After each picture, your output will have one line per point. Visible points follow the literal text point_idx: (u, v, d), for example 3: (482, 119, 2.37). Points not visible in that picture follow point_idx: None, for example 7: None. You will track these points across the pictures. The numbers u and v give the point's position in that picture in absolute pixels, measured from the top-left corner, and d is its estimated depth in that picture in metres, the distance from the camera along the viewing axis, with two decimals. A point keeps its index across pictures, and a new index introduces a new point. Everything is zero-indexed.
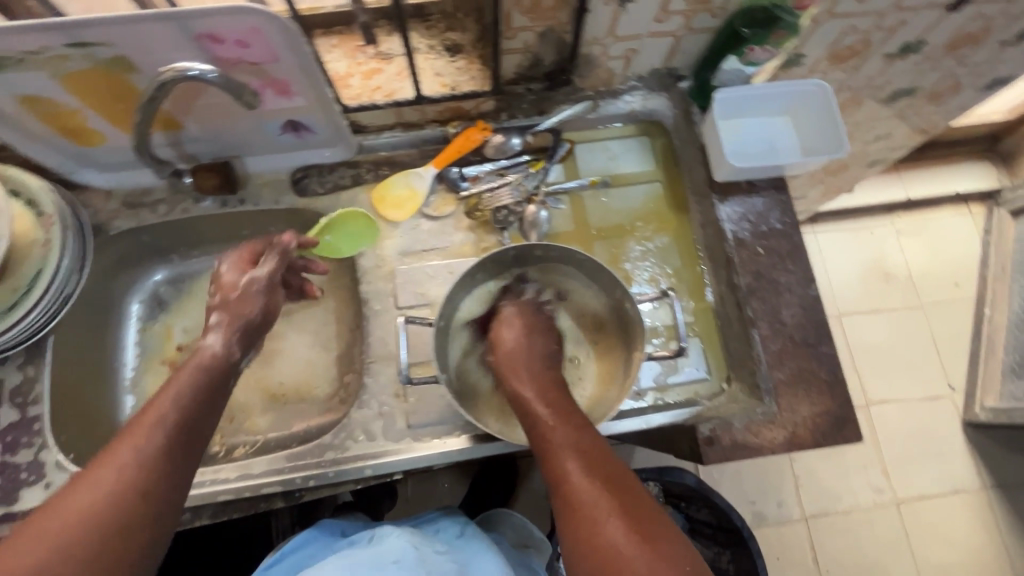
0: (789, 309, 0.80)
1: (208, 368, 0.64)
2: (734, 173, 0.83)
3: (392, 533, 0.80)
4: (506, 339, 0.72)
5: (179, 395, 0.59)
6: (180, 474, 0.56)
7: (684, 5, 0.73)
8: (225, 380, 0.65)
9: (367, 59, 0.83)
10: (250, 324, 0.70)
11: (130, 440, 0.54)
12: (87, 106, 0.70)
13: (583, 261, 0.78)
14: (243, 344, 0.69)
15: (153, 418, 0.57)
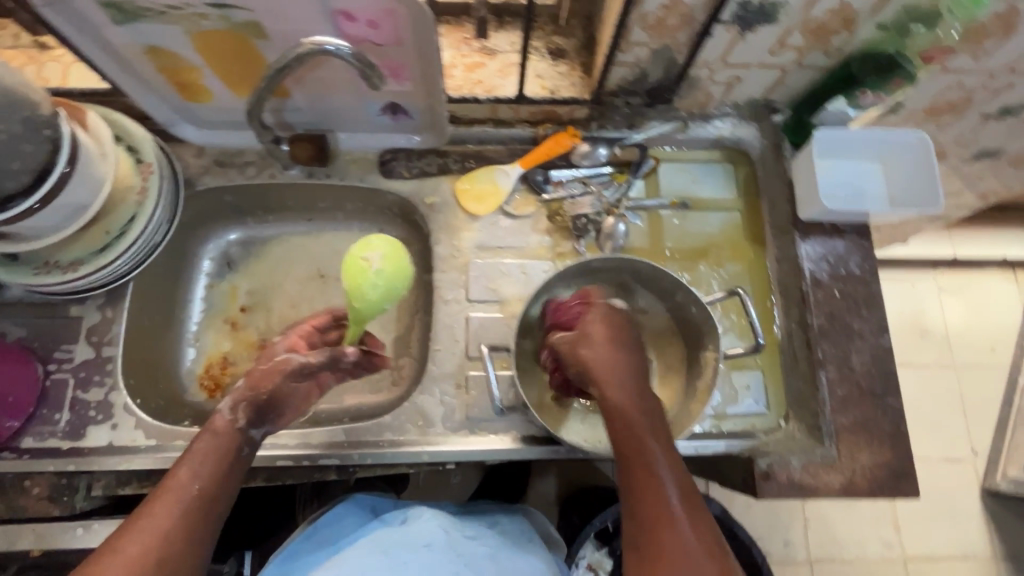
0: (858, 355, 0.80)
1: (220, 435, 0.62)
2: (819, 215, 0.84)
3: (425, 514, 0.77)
4: (593, 350, 0.64)
5: (198, 466, 0.59)
6: (202, 535, 0.57)
7: (802, 41, 0.73)
8: (242, 449, 0.64)
9: (472, 52, 0.85)
10: (271, 403, 0.66)
11: (150, 515, 0.55)
12: (206, 65, 0.71)
13: (645, 270, 0.79)
14: (254, 420, 0.65)
15: (175, 491, 0.57)
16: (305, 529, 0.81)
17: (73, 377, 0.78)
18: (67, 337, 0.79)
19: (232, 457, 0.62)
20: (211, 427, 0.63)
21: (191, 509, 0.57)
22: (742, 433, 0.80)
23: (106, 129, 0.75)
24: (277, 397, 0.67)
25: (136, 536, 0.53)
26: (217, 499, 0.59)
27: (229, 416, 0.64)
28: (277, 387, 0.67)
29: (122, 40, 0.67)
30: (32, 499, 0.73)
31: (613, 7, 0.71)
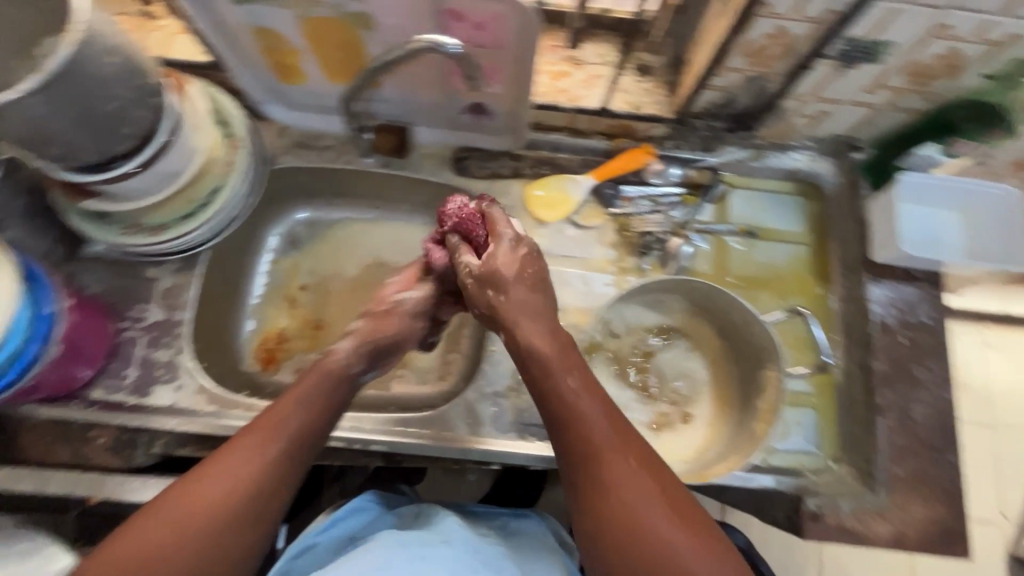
0: (920, 407, 0.79)
1: (330, 376, 0.66)
2: (895, 259, 0.83)
3: (442, 514, 0.75)
4: (513, 292, 0.67)
5: (290, 408, 0.61)
6: (288, 472, 0.58)
7: (902, 83, 0.72)
8: (345, 393, 0.67)
9: (559, 61, 0.85)
10: (383, 348, 0.73)
11: (236, 448, 0.57)
12: (309, 49, 0.74)
13: (698, 288, 0.78)
14: (370, 363, 0.71)
15: (271, 423, 0.60)
16: (323, 521, 0.78)
17: (144, 335, 0.80)
18: (142, 296, 0.82)
19: (321, 406, 0.63)
20: (320, 357, 0.68)
21: (275, 452, 0.58)
22: (788, 469, 0.78)
23: (202, 103, 0.77)
24: (393, 341, 0.74)
25: (220, 468, 0.56)
26: (304, 446, 0.61)
27: (346, 360, 0.68)
28: (401, 334, 0.74)
29: (234, 18, 0.70)
30: (96, 449, 0.76)
31: (713, 31, 0.71)
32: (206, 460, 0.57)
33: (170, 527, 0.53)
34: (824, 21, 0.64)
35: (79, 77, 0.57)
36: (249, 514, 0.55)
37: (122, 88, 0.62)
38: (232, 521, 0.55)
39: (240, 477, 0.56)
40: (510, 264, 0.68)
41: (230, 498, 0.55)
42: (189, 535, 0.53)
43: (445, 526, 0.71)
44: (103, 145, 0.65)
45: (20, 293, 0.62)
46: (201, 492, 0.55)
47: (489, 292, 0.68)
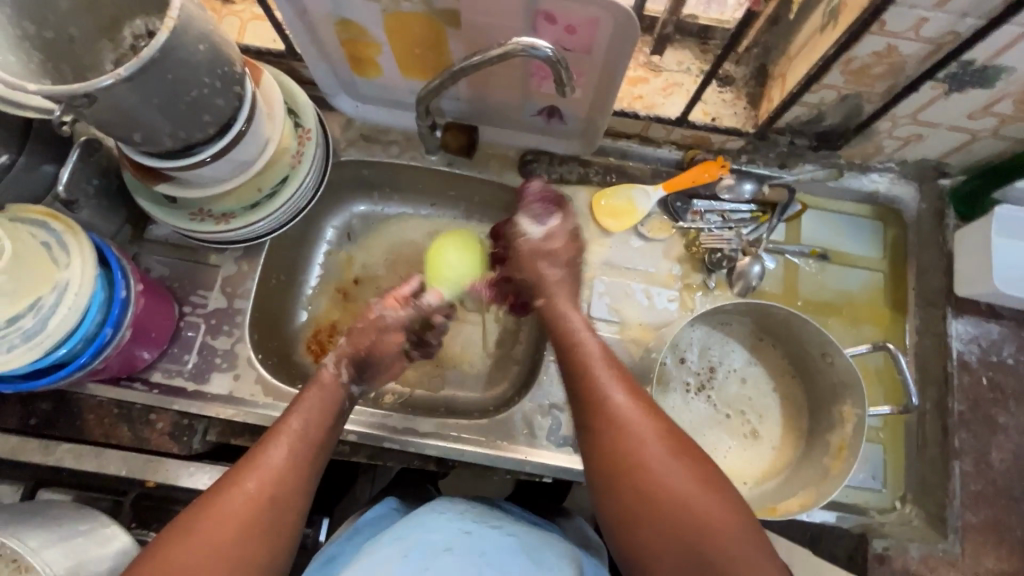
0: (999, 452, 0.75)
1: (326, 388, 0.67)
2: (980, 294, 0.79)
3: (445, 512, 0.71)
4: (551, 271, 0.75)
5: (307, 419, 0.63)
6: (300, 485, 0.59)
7: (1012, 110, 0.68)
8: (344, 403, 0.68)
9: (637, 66, 0.82)
10: (366, 360, 0.71)
11: (260, 459, 0.58)
12: (389, 43, 0.72)
13: (774, 312, 0.74)
14: (355, 376, 0.70)
15: (280, 437, 0.60)
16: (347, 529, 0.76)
17: (205, 322, 0.80)
18: (204, 283, 0.82)
19: (336, 413, 0.66)
20: (316, 378, 0.67)
21: (300, 457, 0.60)
22: (854, 506, 0.75)
23: (277, 92, 0.76)
24: (374, 352, 0.72)
25: (247, 480, 0.57)
26: (325, 450, 0.63)
27: (334, 371, 0.69)
28: (381, 346, 0.73)
29: (318, 9, 0.69)
30: (155, 432, 0.77)
31: (813, 45, 0.68)
32: (228, 474, 0.58)
33: (204, 542, 0.53)
34: (941, 42, 0.60)
35: (170, 65, 0.56)
36: (282, 519, 0.57)
37: (208, 77, 0.61)
38: (264, 528, 0.55)
39: (268, 485, 0.57)
40: (564, 248, 0.76)
41: (262, 507, 0.56)
42: (226, 548, 0.53)
43: (449, 529, 0.68)
44: (184, 133, 0.64)
45: (95, 276, 0.63)
46: (230, 505, 0.55)
47: (540, 262, 0.76)
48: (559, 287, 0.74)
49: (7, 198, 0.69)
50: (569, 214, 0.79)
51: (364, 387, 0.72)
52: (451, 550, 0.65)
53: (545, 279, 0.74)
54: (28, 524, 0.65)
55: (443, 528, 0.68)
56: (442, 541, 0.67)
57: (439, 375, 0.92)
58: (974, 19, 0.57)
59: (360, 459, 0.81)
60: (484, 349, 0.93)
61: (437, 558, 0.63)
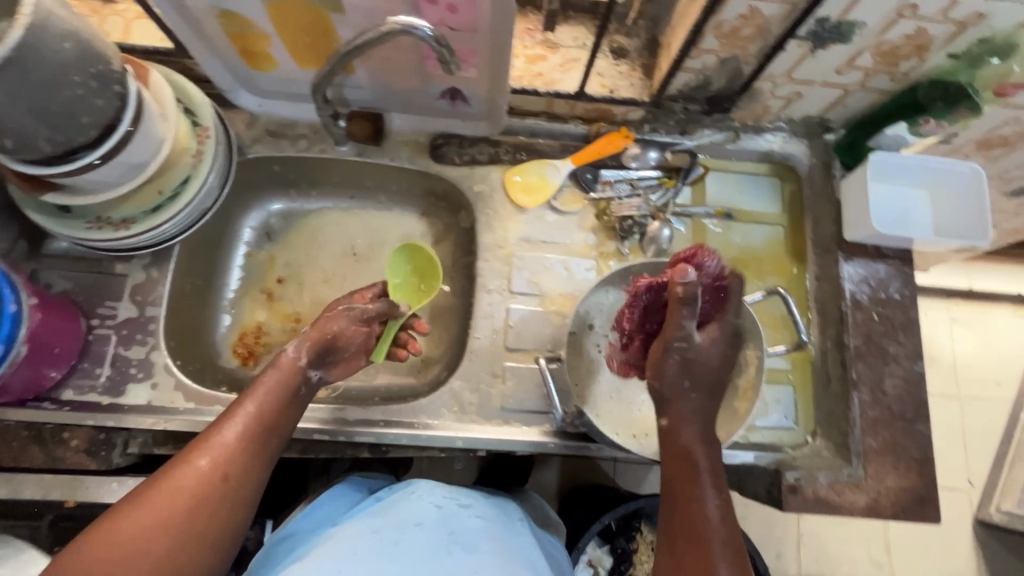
0: (891, 379, 0.81)
1: (283, 371, 0.66)
2: (865, 238, 0.85)
3: (415, 491, 0.74)
4: (703, 400, 0.63)
5: (262, 403, 0.63)
6: (250, 471, 0.59)
7: (872, 63, 0.73)
8: (300, 389, 0.67)
9: (534, 44, 0.85)
10: (330, 345, 0.70)
11: (212, 440, 0.58)
12: (277, 34, 0.71)
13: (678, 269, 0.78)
14: (314, 360, 0.69)
15: (235, 417, 0.60)
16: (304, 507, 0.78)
17: (116, 334, 0.78)
18: (111, 293, 0.80)
19: (293, 399, 0.66)
20: (273, 363, 0.66)
21: (251, 440, 0.60)
22: (770, 445, 0.81)
23: (167, 90, 0.75)
24: (337, 338, 0.71)
25: (197, 460, 0.57)
26: (280, 435, 0.63)
27: (293, 355, 0.68)
28: (342, 330, 0.72)
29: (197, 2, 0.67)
30: (70, 451, 0.74)
31: (687, 12, 0.71)
32: (180, 452, 0.58)
33: (148, 520, 0.53)
34: (796, 1, 0.65)
35: (31, 65, 0.54)
36: (230, 500, 0.57)
37: (79, 75, 0.59)
38: (208, 510, 0.55)
39: (219, 466, 0.57)
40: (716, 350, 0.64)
41: (211, 488, 0.56)
42: (170, 533, 0.53)
43: (419, 507, 0.71)
44: (61, 135, 0.61)
45: None
46: (179, 481, 0.55)
47: (674, 355, 0.62)
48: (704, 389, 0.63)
49: None
50: (730, 309, 0.66)
51: (325, 375, 0.70)
52: (421, 525, 0.68)
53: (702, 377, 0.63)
54: None
55: (413, 505, 0.71)
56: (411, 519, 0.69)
57: (372, 366, 0.92)
58: None
59: (292, 455, 0.80)
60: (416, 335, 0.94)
61: (409, 533, 0.66)
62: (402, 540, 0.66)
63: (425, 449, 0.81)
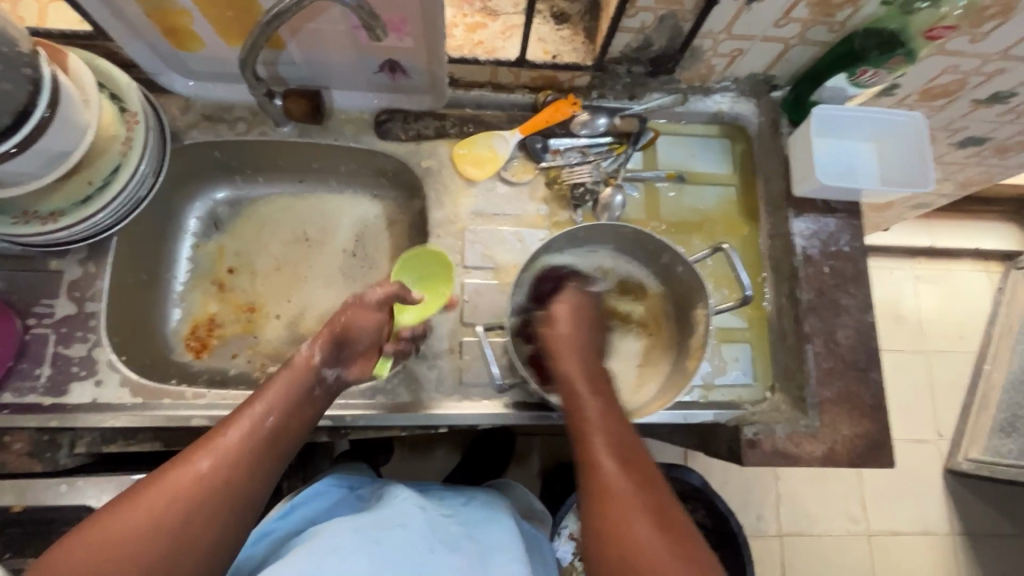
0: (844, 330, 0.82)
1: (298, 371, 0.65)
2: (812, 191, 0.85)
3: (398, 494, 0.74)
4: (564, 336, 0.69)
5: (272, 404, 0.61)
6: (252, 475, 0.57)
7: (808, 13, 0.73)
8: (315, 389, 0.66)
9: (473, 12, 0.83)
10: (345, 342, 0.70)
11: (213, 441, 0.57)
12: (198, 9, 0.69)
13: (626, 233, 0.78)
14: (330, 358, 0.68)
15: (244, 418, 0.59)
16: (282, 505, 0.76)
17: (55, 332, 0.75)
18: (48, 291, 0.77)
19: (304, 400, 0.64)
20: (290, 364, 0.65)
21: (254, 443, 0.58)
22: (729, 403, 0.82)
23: (88, 75, 0.71)
24: (352, 334, 0.70)
25: (196, 460, 0.55)
26: (286, 439, 0.61)
27: (307, 353, 0.66)
28: (361, 327, 0.71)
29: None
30: (13, 454, 0.71)
31: None
32: (180, 452, 0.56)
33: (139, 519, 0.51)
34: None
35: None
36: (229, 505, 0.54)
37: None
38: (206, 515, 0.53)
39: (218, 467, 0.55)
40: (565, 324, 0.70)
41: (208, 490, 0.54)
42: (160, 532, 0.51)
43: (406, 509, 0.71)
44: None
45: None
46: (175, 480, 0.53)
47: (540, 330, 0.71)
48: (563, 342, 0.68)
49: None
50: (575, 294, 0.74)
51: (342, 372, 0.70)
52: (405, 527, 0.68)
53: (554, 336, 0.69)
54: None
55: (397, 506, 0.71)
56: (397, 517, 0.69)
57: None
58: None
59: None
60: None
61: (390, 533, 0.66)
62: (382, 540, 0.66)
63: (385, 429, 0.80)
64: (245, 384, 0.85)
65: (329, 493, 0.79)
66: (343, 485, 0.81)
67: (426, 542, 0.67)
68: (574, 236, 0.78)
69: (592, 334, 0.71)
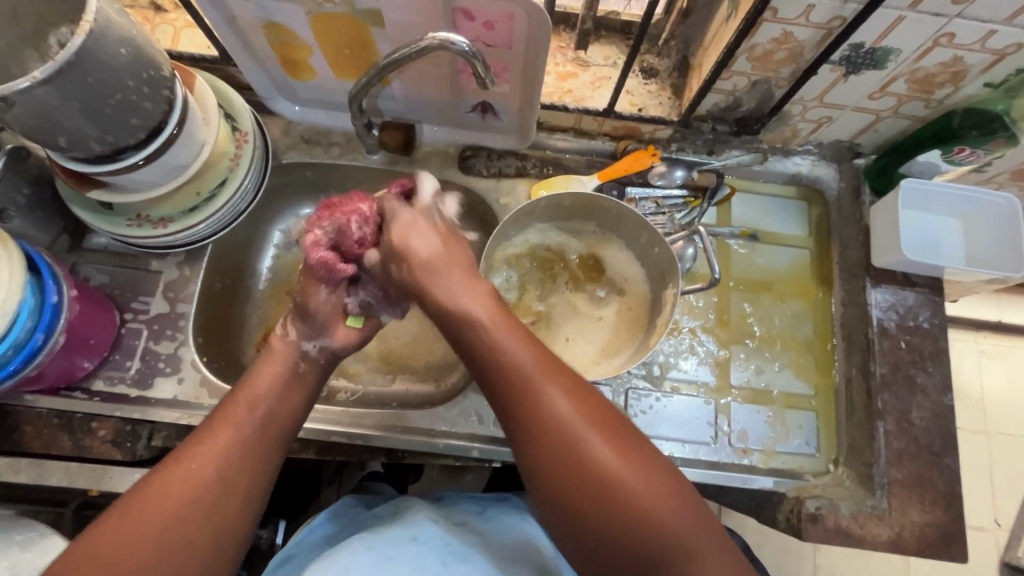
0: (919, 410, 0.80)
1: (281, 357, 0.67)
2: (893, 265, 0.83)
3: (415, 511, 0.73)
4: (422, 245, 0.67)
5: (255, 393, 0.62)
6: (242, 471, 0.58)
7: (905, 89, 0.73)
8: (299, 365, 0.68)
9: (565, 61, 0.86)
10: (304, 308, 0.71)
11: (206, 439, 0.58)
12: (318, 46, 0.74)
13: (607, 210, 0.81)
14: (306, 332, 0.70)
15: (230, 415, 0.60)
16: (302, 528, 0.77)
17: (148, 328, 0.80)
18: (146, 289, 0.82)
19: (292, 381, 0.66)
20: (269, 349, 0.67)
21: (252, 433, 0.60)
22: (789, 471, 0.81)
23: (211, 97, 0.77)
24: (311, 304, 0.71)
25: (194, 459, 0.56)
26: (278, 426, 0.62)
27: (282, 334, 0.69)
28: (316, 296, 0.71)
29: (244, 12, 0.70)
30: (97, 440, 0.76)
31: (721, 34, 0.72)
32: (171, 455, 0.57)
33: (141, 528, 0.52)
34: (830, 26, 0.65)
35: (92, 67, 0.57)
36: (227, 503, 0.56)
37: (131, 80, 0.61)
38: (201, 517, 0.54)
39: (213, 462, 0.56)
40: (424, 241, 0.67)
41: (213, 484, 0.55)
42: (170, 531, 0.52)
43: (416, 523, 0.70)
44: (111, 135, 0.64)
45: (23, 282, 0.63)
46: (172, 488, 0.54)
47: (401, 264, 0.67)
48: (441, 265, 0.66)
49: None
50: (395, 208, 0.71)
51: (326, 343, 0.70)
52: (416, 540, 0.67)
53: (432, 267, 0.66)
54: None
55: (411, 521, 0.70)
56: (407, 532, 0.68)
57: (390, 371, 0.93)
58: (854, 4, 0.61)
59: (309, 456, 0.81)
60: (435, 339, 0.94)
61: (403, 548, 0.65)
62: (396, 555, 0.65)
63: (440, 456, 0.81)
64: None
65: (346, 512, 0.79)
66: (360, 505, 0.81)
67: (438, 554, 0.66)
68: (557, 203, 0.82)
69: (463, 249, 0.68)
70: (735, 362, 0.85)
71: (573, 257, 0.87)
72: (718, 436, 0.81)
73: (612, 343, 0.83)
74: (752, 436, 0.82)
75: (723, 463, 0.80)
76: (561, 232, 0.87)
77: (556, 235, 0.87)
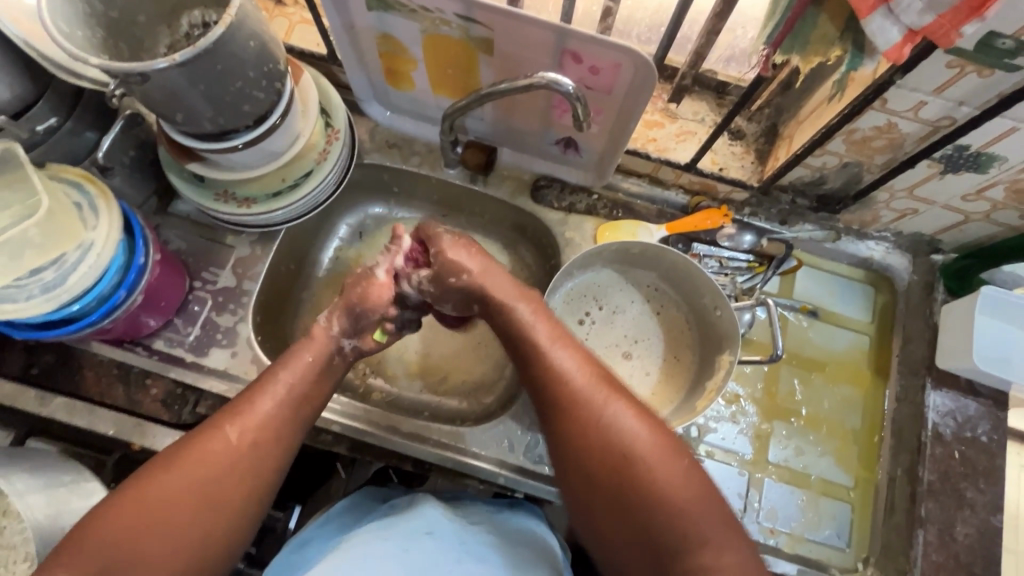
0: (963, 526, 0.77)
1: (316, 345, 0.67)
2: (960, 369, 0.80)
3: (424, 500, 0.73)
4: (471, 262, 0.71)
5: (292, 375, 0.63)
6: (269, 449, 0.59)
7: (1003, 197, 0.71)
8: (333, 356, 0.67)
9: (655, 111, 0.87)
10: (354, 309, 0.70)
11: (245, 408, 0.59)
12: (424, 62, 0.77)
13: (672, 261, 0.81)
14: (348, 328, 0.69)
15: (268, 396, 0.60)
16: (319, 517, 0.76)
17: (213, 299, 0.84)
18: (217, 261, 0.85)
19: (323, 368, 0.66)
20: (309, 337, 0.67)
21: (287, 407, 0.61)
22: (815, 562, 0.78)
23: (313, 92, 0.80)
24: (364, 303, 0.70)
25: (233, 424, 0.58)
26: (308, 405, 0.63)
27: (325, 324, 0.68)
28: (374, 292, 0.71)
29: (363, 21, 0.74)
30: (149, 397, 0.80)
31: (819, 111, 0.71)
32: (211, 421, 0.58)
33: (180, 485, 0.54)
34: (938, 125, 0.64)
35: (222, 56, 0.60)
36: (255, 469, 0.57)
37: (253, 71, 0.65)
38: (224, 489, 0.55)
39: (250, 434, 0.58)
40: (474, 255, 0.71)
41: (246, 454, 0.57)
42: (205, 491, 0.55)
43: (432, 516, 0.69)
44: (223, 119, 0.68)
45: (118, 240, 0.68)
46: (212, 449, 0.56)
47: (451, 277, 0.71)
48: (487, 279, 0.70)
49: (47, 159, 0.72)
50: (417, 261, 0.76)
51: (359, 343, 0.70)
52: (432, 534, 0.67)
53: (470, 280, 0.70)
54: (15, 467, 0.68)
55: (425, 513, 0.70)
56: (423, 526, 0.68)
57: (427, 381, 0.94)
58: (969, 108, 0.60)
59: (340, 450, 0.83)
60: (475, 358, 0.95)
61: (419, 540, 0.65)
62: (411, 547, 0.64)
63: (467, 476, 0.83)
64: (346, 388, 0.91)
65: (361, 505, 0.78)
66: (376, 498, 0.80)
67: (454, 551, 0.65)
68: (625, 250, 0.83)
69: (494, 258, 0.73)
70: (775, 438, 0.83)
71: (627, 304, 0.87)
72: (746, 510, 0.79)
73: (660, 394, 0.83)
74: (781, 518, 0.79)
75: (750, 541, 0.78)
76: (618, 274, 0.88)
77: (613, 276, 0.88)
